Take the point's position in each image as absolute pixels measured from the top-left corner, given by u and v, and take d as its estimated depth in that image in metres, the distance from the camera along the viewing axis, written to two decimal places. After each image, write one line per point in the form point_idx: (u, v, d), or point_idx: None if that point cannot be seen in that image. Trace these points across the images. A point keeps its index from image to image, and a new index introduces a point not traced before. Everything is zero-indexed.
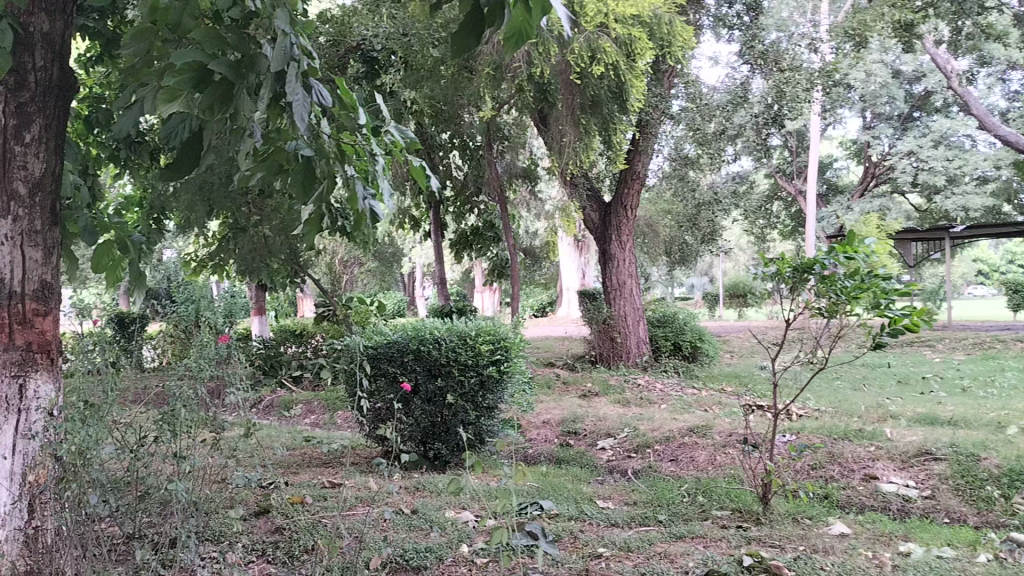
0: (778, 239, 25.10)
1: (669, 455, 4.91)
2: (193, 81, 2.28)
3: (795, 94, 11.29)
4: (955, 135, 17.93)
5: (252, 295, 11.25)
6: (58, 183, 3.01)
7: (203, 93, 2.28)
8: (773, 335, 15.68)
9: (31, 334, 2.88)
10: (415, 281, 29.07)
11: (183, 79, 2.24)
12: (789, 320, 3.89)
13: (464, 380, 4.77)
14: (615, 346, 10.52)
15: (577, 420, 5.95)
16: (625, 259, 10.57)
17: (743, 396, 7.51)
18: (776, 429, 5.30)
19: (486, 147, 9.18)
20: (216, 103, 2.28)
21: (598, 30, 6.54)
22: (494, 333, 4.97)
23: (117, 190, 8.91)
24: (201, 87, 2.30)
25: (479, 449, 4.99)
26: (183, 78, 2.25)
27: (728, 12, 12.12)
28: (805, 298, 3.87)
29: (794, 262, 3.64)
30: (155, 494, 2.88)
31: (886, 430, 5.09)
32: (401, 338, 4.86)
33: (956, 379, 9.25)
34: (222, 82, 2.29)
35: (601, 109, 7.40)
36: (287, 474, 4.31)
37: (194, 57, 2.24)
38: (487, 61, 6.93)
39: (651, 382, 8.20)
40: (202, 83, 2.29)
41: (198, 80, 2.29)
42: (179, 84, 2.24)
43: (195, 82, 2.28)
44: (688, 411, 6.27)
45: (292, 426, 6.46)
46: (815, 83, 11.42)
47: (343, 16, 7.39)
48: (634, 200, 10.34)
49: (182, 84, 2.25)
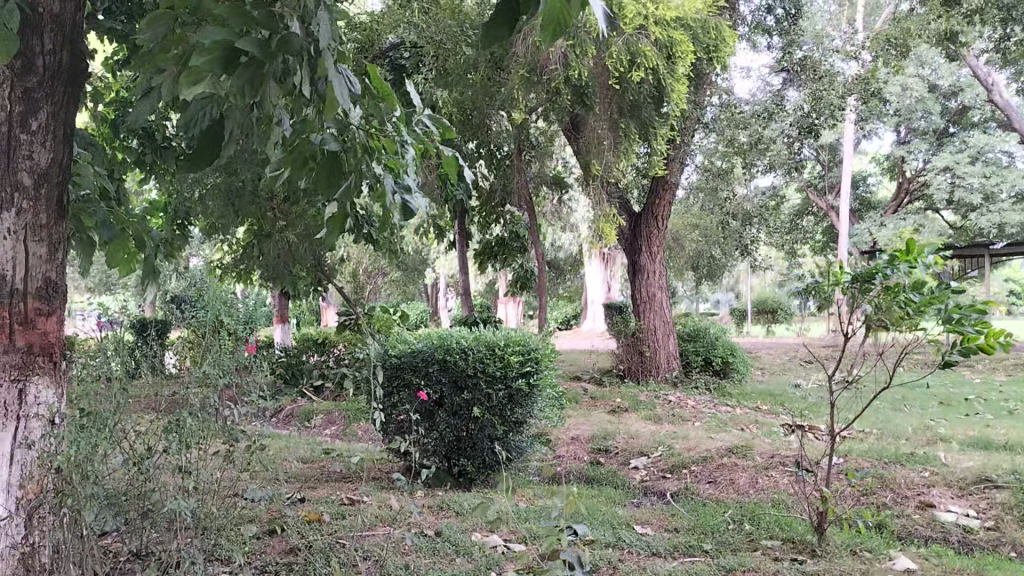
0: (807, 254, 24.69)
1: (707, 477, 4.65)
2: (220, 63, 1.89)
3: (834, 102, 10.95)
4: (993, 151, 17.42)
5: (275, 302, 11.12)
6: (66, 175, 2.82)
7: (233, 76, 1.95)
8: (804, 353, 15.29)
9: (33, 336, 2.68)
10: (438, 291, 29.01)
11: (214, 60, 1.90)
12: (847, 335, 3.62)
13: (491, 394, 4.54)
14: (644, 360, 10.23)
15: (608, 436, 5.70)
16: (655, 271, 10.32)
17: (780, 415, 7.22)
18: (821, 451, 5.00)
19: (515, 155, 8.96)
20: (246, 86, 1.96)
21: (639, 32, 6.34)
22: (524, 343, 4.73)
23: (142, 194, 8.80)
24: (230, 69, 1.95)
25: (507, 466, 4.74)
26: (211, 58, 1.91)
27: (766, 18, 11.86)
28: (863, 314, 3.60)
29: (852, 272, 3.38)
30: (162, 514, 2.65)
31: (940, 454, 4.79)
32: (427, 348, 4.63)
33: (1001, 401, 8.84)
34: (252, 62, 1.96)
35: (641, 113, 7.16)
36: (304, 489, 4.09)
37: (226, 35, 1.92)
38: (521, 62, 6.74)
39: (682, 399, 7.91)
40: (230, 65, 1.91)
41: (227, 62, 1.93)
42: (208, 66, 1.90)
43: (224, 64, 1.94)
44: (725, 430, 6.00)
45: (313, 438, 6.27)
46: (853, 93, 11.13)
47: (370, 23, 7.43)
48: (665, 211, 10.09)
49: (212, 65, 1.91)
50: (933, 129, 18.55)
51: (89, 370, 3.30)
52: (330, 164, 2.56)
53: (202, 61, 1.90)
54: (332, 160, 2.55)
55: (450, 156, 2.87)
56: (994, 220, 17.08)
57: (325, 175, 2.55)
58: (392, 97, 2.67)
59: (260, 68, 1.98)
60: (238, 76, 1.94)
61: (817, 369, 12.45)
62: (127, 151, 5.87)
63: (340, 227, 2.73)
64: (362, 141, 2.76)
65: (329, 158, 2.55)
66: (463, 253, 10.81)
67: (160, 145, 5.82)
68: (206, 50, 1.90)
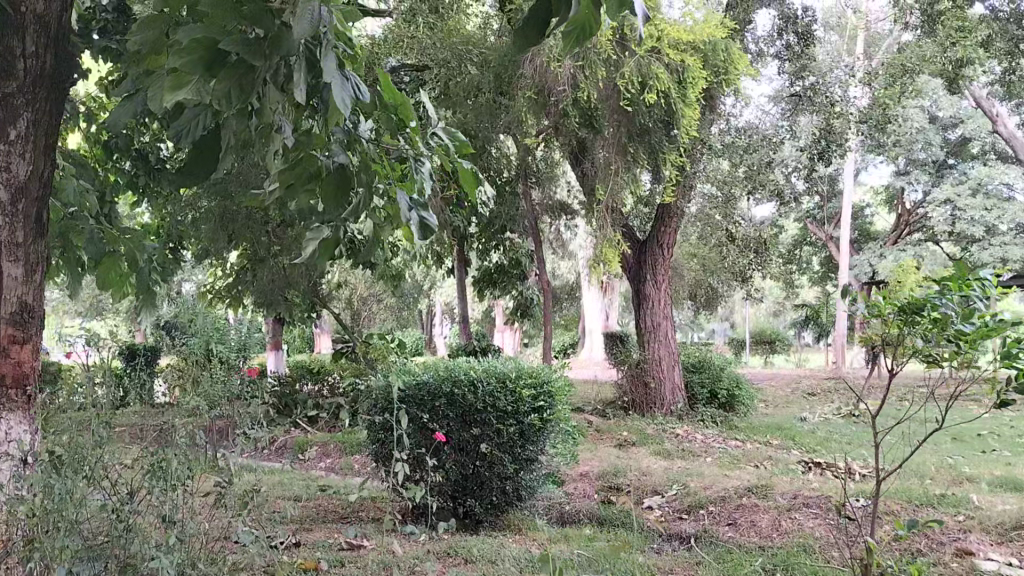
0: (806, 285, 24.50)
1: (726, 518, 4.41)
2: (204, 63, 1.72)
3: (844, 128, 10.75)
4: (993, 183, 17.28)
5: (269, 328, 10.84)
6: (48, 186, 2.58)
7: (216, 78, 1.75)
8: (808, 385, 15.02)
9: (5, 366, 2.47)
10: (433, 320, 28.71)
11: (193, 61, 1.69)
12: (891, 371, 3.40)
13: (502, 430, 4.32)
14: (649, 392, 9.98)
15: (619, 473, 5.45)
16: (660, 300, 10.13)
17: (792, 451, 6.96)
18: (847, 492, 4.76)
19: (518, 181, 8.76)
20: (234, 89, 1.78)
21: (650, 55, 6.30)
22: (537, 375, 4.54)
23: (135, 217, 8.59)
24: (215, 70, 1.74)
25: (516, 506, 4.49)
26: (190, 59, 1.70)
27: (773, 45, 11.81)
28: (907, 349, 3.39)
29: (896, 301, 3.20)
30: (141, 570, 2.37)
31: (972, 496, 4.55)
32: (432, 380, 4.40)
33: (1015, 437, 8.59)
34: (240, 63, 1.77)
35: (650, 137, 6.97)
36: (300, 531, 3.83)
37: (206, 32, 1.72)
38: (529, 83, 6.61)
39: (690, 432, 7.65)
40: (215, 67, 1.74)
41: (211, 62, 1.73)
42: (188, 68, 1.70)
43: (208, 65, 1.73)
44: (739, 467, 5.75)
45: (309, 471, 6.01)
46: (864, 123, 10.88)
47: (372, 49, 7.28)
48: (671, 239, 9.92)
49: (191, 67, 1.71)
50: (932, 160, 18.45)
51: (71, 403, 3.04)
52: (339, 177, 2.31)
53: (179, 62, 1.71)
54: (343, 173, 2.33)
55: (467, 168, 2.64)
56: (995, 253, 16.85)
57: (332, 189, 2.32)
58: (407, 111, 2.46)
59: (250, 69, 1.78)
60: (225, 76, 1.76)
61: (822, 403, 12.18)
62: (120, 174, 5.66)
63: (335, 250, 2.51)
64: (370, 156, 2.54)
65: (337, 170, 2.33)
66: (461, 280, 10.56)
67: (154, 167, 5.59)
68: (185, 50, 1.70)
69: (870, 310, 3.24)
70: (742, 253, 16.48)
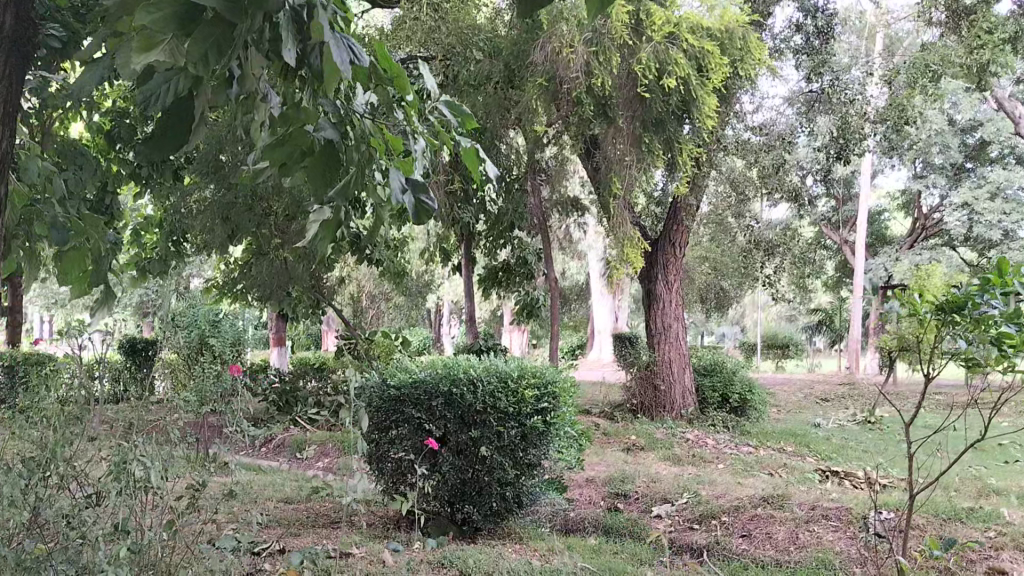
0: (820, 290, 24.13)
1: (740, 530, 4.17)
2: (177, 20, 1.38)
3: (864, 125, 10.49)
4: (1012, 187, 16.91)
5: (272, 324, 10.67)
6: (5, 160, 2.36)
7: (192, 39, 1.39)
8: (822, 390, 14.70)
9: None
10: (442, 320, 28.57)
11: (166, 18, 1.35)
12: (930, 375, 3.12)
13: (502, 432, 4.09)
14: (658, 394, 9.74)
15: (627, 479, 5.20)
16: (671, 301, 9.91)
17: (806, 458, 6.69)
18: (870, 503, 4.49)
19: (526, 177, 8.53)
20: (211, 50, 1.42)
21: (669, 41, 6.18)
22: (541, 374, 4.31)
23: (138, 210, 8.42)
24: (189, 28, 1.40)
25: (516, 514, 4.24)
26: (163, 15, 1.35)
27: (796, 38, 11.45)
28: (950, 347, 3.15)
29: (937, 298, 2.98)
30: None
31: (1003, 511, 4.27)
32: (430, 378, 4.19)
33: None
34: (218, 20, 1.41)
35: (666, 127, 6.69)
36: (286, 537, 3.61)
37: None
38: (541, 71, 6.41)
39: (701, 437, 7.40)
40: (189, 26, 1.39)
41: (184, 20, 1.39)
42: (157, 27, 1.35)
43: (181, 22, 1.39)
44: (753, 475, 5.50)
45: (304, 472, 5.80)
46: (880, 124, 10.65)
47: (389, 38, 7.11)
48: (683, 238, 9.72)
49: (163, 24, 1.36)
50: (950, 164, 18.11)
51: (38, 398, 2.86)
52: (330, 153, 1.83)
53: (149, 19, 1.35)
54: (330, 150, 1.88)
55: (469, 146, 2.26)
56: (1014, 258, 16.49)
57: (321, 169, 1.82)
58: (401, 82, 2.08)
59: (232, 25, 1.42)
60: (202, 37, 1.41)
61: (836, 409, 11.87)
62: (123, 163, 5.40)
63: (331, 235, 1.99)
64: (364, 129, 2.11)
65: (325, 146, 1.87)
66: (469, 279, 10.25)
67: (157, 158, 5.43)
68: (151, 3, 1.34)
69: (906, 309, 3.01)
70: (755, 255, 16.20)
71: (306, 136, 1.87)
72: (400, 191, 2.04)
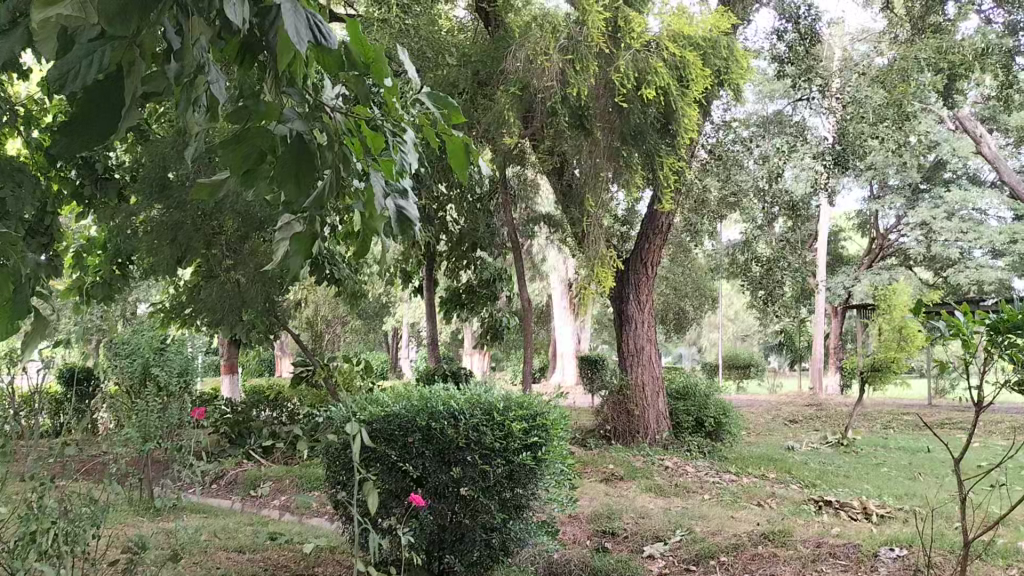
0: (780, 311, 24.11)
1: (743, 570, 3.86)
2: None
3: (847, 130, 10.17)
4: (967, 207, 17.00)
5: (224, 351, 10.19)
6: None
7: None
8: (790, 412, 14.50)
9: None
10: (399, 345, 28.10)
11: None
12: (974, 403, 2.82)
13: (487, 471, 3.73)
14: (632, 420, 9.43)
15: (613, 515, 4.83)
16: (643, 322, 9.62)
17: (792, 486, 6.41)
18: (878, 539, 4.17)
19: (491, 196, 8.21)
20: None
21: (648, 49, 5.96)
22: (527, 406, 3.99)
23: (79, 232, 7.94)
24: None
25: (504, 561, 3.87)
26: None
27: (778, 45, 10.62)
28: (987, 362, 2.89)
29: (986, 318, 2.85)
30: None
31: (1016, 545, 4.00)
32: (405, 411, 3.81)
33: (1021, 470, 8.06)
34: None
35: (646, 139, 6.41)
36: None
37: None
38: (513, 80, 6.18)
39: (679, 465, 7.09)
40: None
41: None
42: None
43: None
44: (743, 507, 5.19)
45: (259, 513, 5.35)
46: (880, 125, 10.10)
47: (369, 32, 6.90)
48: (655, 257, 9.47)
49: None
50: (907, 184, 18.15)
51: None
52: (305, 158, 1.33)
53: None
54: (302, 147, 1.35)
55: (457, 142, 1.56)
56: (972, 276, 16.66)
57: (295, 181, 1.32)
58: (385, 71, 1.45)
59: None
60: None
61: (808, 432, 11.66)
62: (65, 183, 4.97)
63: (309, 252, 1.45)
64: (337, 128, 1.51)
65: (293, 143, 1.35)
66: (430, 301, 9.84)
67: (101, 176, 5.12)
68: None
69: (950, 328, 2.83)
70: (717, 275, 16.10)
71: (269, 131, 1.33)
72: (383, 192, 1.50)
